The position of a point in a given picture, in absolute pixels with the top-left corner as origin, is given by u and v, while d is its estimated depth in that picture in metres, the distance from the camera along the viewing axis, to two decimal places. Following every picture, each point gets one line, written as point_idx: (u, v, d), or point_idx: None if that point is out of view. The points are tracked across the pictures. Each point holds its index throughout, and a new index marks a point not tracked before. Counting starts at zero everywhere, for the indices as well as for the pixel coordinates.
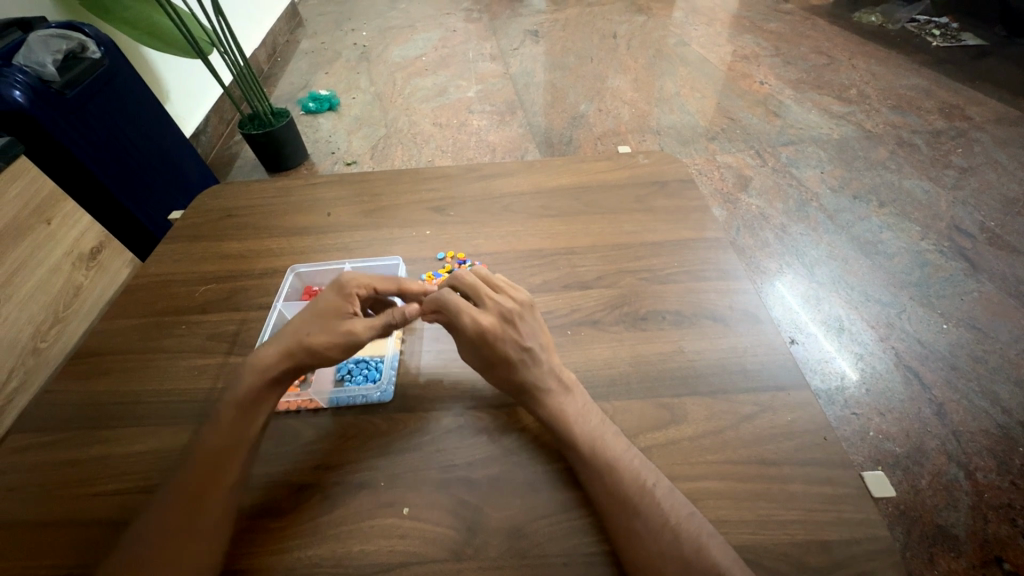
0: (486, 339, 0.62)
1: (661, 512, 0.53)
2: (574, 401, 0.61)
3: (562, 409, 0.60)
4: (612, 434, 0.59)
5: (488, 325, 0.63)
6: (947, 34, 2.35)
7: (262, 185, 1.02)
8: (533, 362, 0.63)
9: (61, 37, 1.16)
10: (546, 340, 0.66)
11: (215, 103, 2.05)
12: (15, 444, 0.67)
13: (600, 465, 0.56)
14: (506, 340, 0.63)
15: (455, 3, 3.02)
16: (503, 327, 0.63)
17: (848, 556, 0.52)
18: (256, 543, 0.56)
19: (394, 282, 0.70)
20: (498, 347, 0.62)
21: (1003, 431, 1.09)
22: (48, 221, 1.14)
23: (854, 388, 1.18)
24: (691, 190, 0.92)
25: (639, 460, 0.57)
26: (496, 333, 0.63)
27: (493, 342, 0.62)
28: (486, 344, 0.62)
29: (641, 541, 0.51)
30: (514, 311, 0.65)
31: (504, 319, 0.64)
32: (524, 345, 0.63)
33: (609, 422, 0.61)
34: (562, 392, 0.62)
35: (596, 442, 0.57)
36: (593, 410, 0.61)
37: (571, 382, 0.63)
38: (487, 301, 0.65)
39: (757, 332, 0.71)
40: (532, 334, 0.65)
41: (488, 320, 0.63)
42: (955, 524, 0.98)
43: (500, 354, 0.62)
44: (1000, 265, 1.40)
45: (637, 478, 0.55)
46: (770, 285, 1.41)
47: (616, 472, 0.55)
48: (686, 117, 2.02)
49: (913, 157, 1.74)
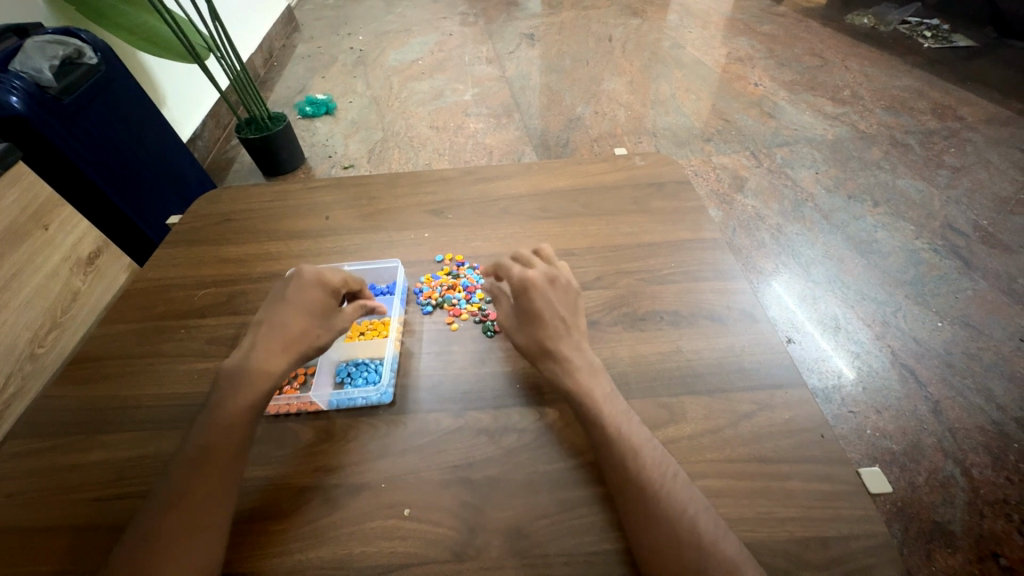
0: (526, 293, 0.67)
1: (679, 500, 0.53)
2: (599, 385, 0.62)
3: (589, 390, 0.61)
4: (635, 420, 0.59)
5: (532, 281, 0.68)
6: (939, 36, 2.38)
7: (260, 190, 1.03)
8: (565, 332, 0.65)
9: (58, 43, 1.17)
10: (582, 324, 0.68)
11: (212, 107, 2.05)
12: (13, 450, 0.67)
13: (623, 451, 0.56)
14: (545, 299, 0.67)
15: (452, 7, 3.03)
16: (546, 285, 0.68)
17: (846, 552, 0.53)
18: (256, 546, 0.56)
19: (360, 280, 0.76)
20: (535, 298, 0.67)
21: (999, 427, 1.10)
22: (46, 226, 1.17)
23: (851, 386, 1.19)
24: (687, 191, 0.93)
25: (660, 450, 0.57)
26: (537, 287, 0.68)
27: (531, 293, 0.67)
28: (524, 292, 0.67)
29: (659, 528, 0.51)
30: (559, 279, 0.69)
31: (547, 280, 0.69)
32: (560, 313, 0.67)
33: (632, 411, 0.61)
34: (588, 374, 0.62)
35: (622, 425, 0.58)
36: (617, 397, 0.61)
37: (598, 366, 0.64)
38: (537, 265, 0.71)
39: (754, 331, 0.72)
40: (570, 309, 0.68)
41: (532, 275, 0.69)
42: (951, 520, 0.99)
43: (535, 306, 0.66)
44: (994, 263, 1.41)
45: (659, 465, 0.55)
46: (766, 285, 1.42)
47: (639, 458, 0.55)
48: (681, 119, 2.03)
49: (907, 157, 1.76)
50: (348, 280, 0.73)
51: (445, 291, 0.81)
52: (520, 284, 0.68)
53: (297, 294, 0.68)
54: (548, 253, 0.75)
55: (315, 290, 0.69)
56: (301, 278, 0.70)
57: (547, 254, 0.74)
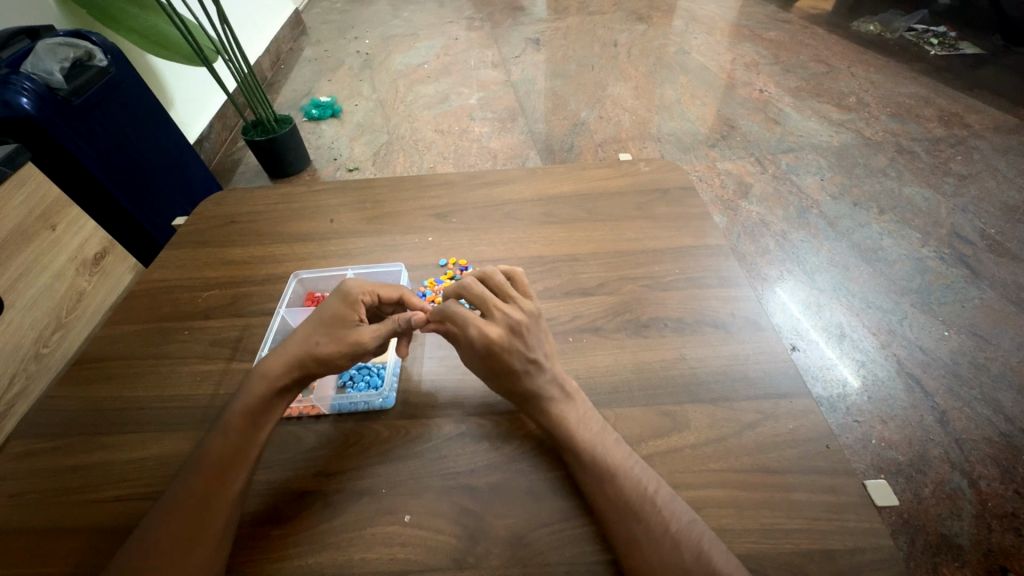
0: (492, 352, 0.61)
1: (662, 517, 0.53)
2: (575, 409, 0.61)
3: (564, 415, 0.61)
4: (613, 441, 0.59)
5: (496, 337, 0.61)
6: (945, 43, 2.37)
7: (264, 192, 1.03)
8: (539, 372, 0.62)
9: (68, 45, 1.18)
10: (550, 350, 0.65)
11: (219, 109, 2.06)
12: (18, 449, 0.67)
13: (599, 471, 0.56)
14: (512, 351, 0.61)
15: (458, 12, 3.05)
16: (512, 339, 0.62)
17: (852, 565, 0.52)
18: (256, 551, 0.56)
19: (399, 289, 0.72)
20: (509, 361, 0.61)
21: (1006, 439, 1.08)
22: (52, 227, 1.14)
23: (856, 396, 1.18)
24: (692, 197, 0.93)
25: (639, 467, 0.57)
26: (505, 345, 0.61)
27: (504, 356, 0.61)
28: (497, 358, 0.61)
29: (640, 545, 0.51)
30: (523, 322, 0.64)
31: (511, 332, 0.62)
32: (531, 355, 0.62)
33: (610, 430, 0.60)
34: (562, 399, 0.62)
35: (597, 447, 0.58)
36: (593, 417, 0.61)
37: (573, 391, 0.63)
38: (496, 312, 0.64)
39: (758, 339, 0.72)
40: (538, 344, 0.64)
41: (495, 331, 0.62)
42: (959, 533, 0.97)
43: (510, 365, 0.61)
44: (1000, 272, 1.40)
45: (639, 484, 0.55)
46: (771, 292, 1.41)
47: (617, 477, 0.55)
48: (687, 124, 2.03)
49: (913, 165, 1.75)
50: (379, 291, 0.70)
51: None
52: (485, 346, 0.61)
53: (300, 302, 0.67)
54: (497, 280, 0.67)
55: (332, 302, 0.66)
56: None
57: (498, 283, 0.67)
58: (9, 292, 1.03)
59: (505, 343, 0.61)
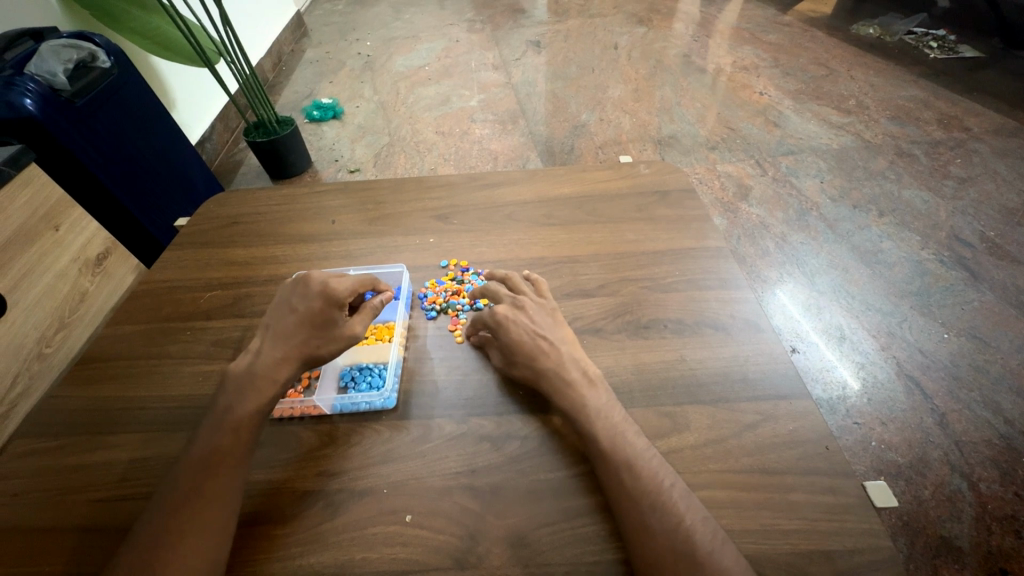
0: (500, 326, 0.68)
1: (676, 511, 0.53)
2: (597, 396, 0.62)
3: (585, 403, 0.61)
4: (634, 431, 0.59)
5: (501, 311, 0.69)
6: (945, 46, 2.38)
7: (268, 193, 1.03)
8: (553, 348, 0.66)
9: (72, 47, 1.20)
10: (567, 336, 0.68)
11: (220, 111, 2.07)
12: (20, 449, 0.67)
13: (617, 461, 0.56)
14: (518, 324, 0.68)
15: (459, 14, 3.06)
16: (515, 313, 0.69)
17: (851, 566, 0.52)
18: (259, 550, 0.56)
19: (368, 280, 0.74)
20: (511, 329, 0.67)
21: (1006, 441, 1.09)
22: (56, 227, 1.14)
23: (856, 398, 1.18)
24: (692, 200, 0.93)
25: (658, 461, 0.57)
26: (508, 317, 0.69)
27: (506, 325, 0.68)
28: (500, 326, 0.68)
29: (654, 537, 0.52)
30: (528, 303, 0.71)
31: (515, 308, 0.70)
32: (539, 330, 0.68)
33: (630, 421, 0.61)
34: (586, 385, 0.63)
35: (616, 436, 0.58)
36: (615, 406, 0.61)
37: (595, 377, 0.64)
38: (505, 296, 0.72)
39: (757, 340, 0.72)
40: (550, 326, 0.69)
41: (500, 307, 0.70)
42: (959, 535, 0.97)
43: (513, 334, 0.67)
44: (1000, 275, 1.40)
45: (656, 475, 0.55)
46: (770, 294, 1.42)
47: (635, 469, 0.55)
48: (687, 127, 2.04)
49: (913, 168, 1.76)
50: (357, 287, 0.71)
51: (449, 296, 0.81)
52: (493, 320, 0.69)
53: (302, 303, 0.67)
54: (512, 275, 0.76)
55: (319, 301, 0.67)
56: (308, 288, 0.68)
57: (513, 280, 0.76)
58: (13, 292, 1.04)
59: (509, 315, 0.69)
